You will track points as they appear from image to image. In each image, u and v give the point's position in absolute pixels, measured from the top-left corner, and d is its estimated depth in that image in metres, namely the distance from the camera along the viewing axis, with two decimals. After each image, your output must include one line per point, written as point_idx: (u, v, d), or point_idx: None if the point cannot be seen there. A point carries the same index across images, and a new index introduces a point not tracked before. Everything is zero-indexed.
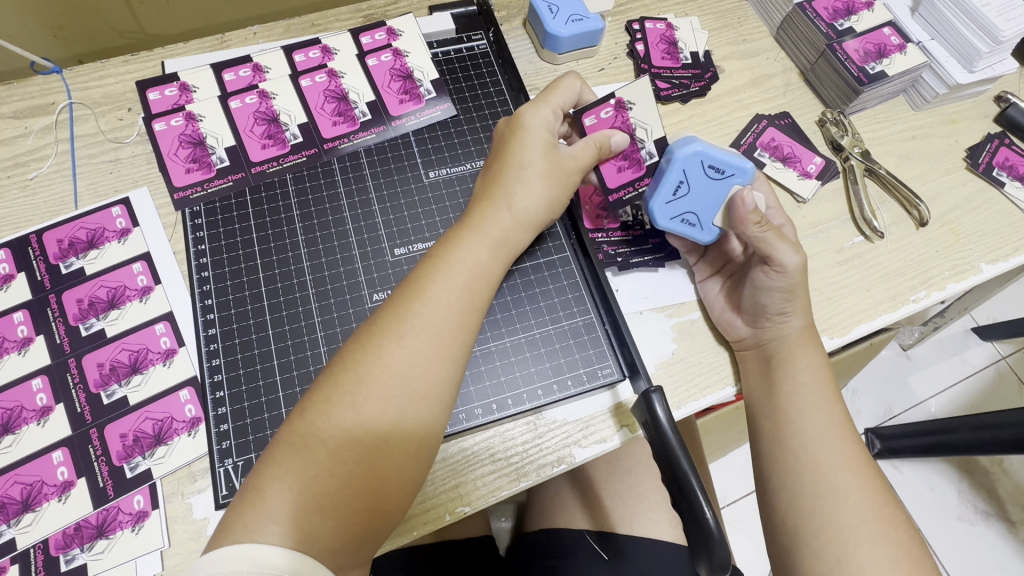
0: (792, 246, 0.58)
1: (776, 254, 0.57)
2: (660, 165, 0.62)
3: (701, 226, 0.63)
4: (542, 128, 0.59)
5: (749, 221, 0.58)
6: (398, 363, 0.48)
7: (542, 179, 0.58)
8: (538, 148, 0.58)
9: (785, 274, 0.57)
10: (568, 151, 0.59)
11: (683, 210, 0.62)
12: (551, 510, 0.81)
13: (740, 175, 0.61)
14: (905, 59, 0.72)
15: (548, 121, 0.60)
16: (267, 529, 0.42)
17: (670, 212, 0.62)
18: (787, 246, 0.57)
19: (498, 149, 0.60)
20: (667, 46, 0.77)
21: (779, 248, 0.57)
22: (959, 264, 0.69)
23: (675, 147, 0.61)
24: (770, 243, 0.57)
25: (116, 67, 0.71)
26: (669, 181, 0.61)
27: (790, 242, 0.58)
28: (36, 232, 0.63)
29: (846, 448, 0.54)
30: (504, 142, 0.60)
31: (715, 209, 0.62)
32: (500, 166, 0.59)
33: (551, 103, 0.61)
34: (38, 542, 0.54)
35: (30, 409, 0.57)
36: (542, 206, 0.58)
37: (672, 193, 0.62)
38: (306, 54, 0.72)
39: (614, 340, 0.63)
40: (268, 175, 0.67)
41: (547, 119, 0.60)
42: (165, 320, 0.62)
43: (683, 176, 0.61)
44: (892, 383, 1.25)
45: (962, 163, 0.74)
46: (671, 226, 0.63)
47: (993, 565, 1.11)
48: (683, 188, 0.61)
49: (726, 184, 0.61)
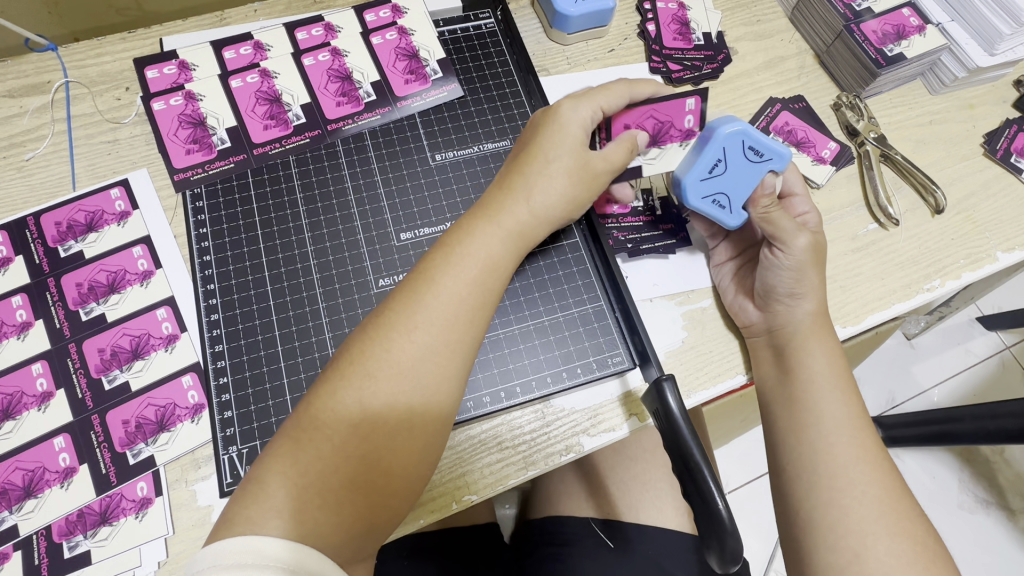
0: (799, 225, 0.57)
1: (782, 234, 0.57)
2: (700, 141, 0.60)
3: (731, 209, 0.61)
4: (578, 125, 0.58)
5: (760, 203, 0.60)
6: (407, 357, 0.47)
7: (566, 176, 0.57)
8: (570, 146, 0.57)
9: (790, 253, 0.57)
10: (602, 154, 0.58)
11: (715, 190, 0.60)
12: (557, 496, 0.81)
13: (777, 161, 0.58)
14: (924, 42, 0.71)
15: (588, 120, 0.59)
16: (271, 523, 0.41)
17: (702, 191, 0.60)
18: (793, 226, 0.57)
19: (528, 141, 0.59)
20: (680, 26, 0.75)
21: (787, 227, 0.57)
22: (975, 252, 0.67)
23: (719, 123, 0.59)
24: (776, 222, 0.58)
25: (113, 45, 0.69)
26: (706, 158, 0.59)
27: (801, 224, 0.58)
28: (33, 214, 0.62)
29: (862, 440, 0.53)
30: (536, 137, 0.59)
31: (747, 194, 0.60)
32: (526, 157, 0.58)
33: (594, 100, 0.59)
34: (41, 529, 0.53)
35: (31, 394, 0.57)
36: (560, 203, 0.57)
37: (707, 171, 0.60)
38: (309, 32, 0.70)
39: (625, 328, 0.62)
40: (271, 157, 0.65)
41: (586, 118, 0.58)
42: (167, 305, 0.61)
43: (722, 154, 0.59)
44: (896, 372, 1.25)
45: (980, 149, 0.72)
46: (701, 206, 0.61)
47: (992, 553, 1.11)
48: (719, 167, 0.59)
49: (762, 168, 0.59)
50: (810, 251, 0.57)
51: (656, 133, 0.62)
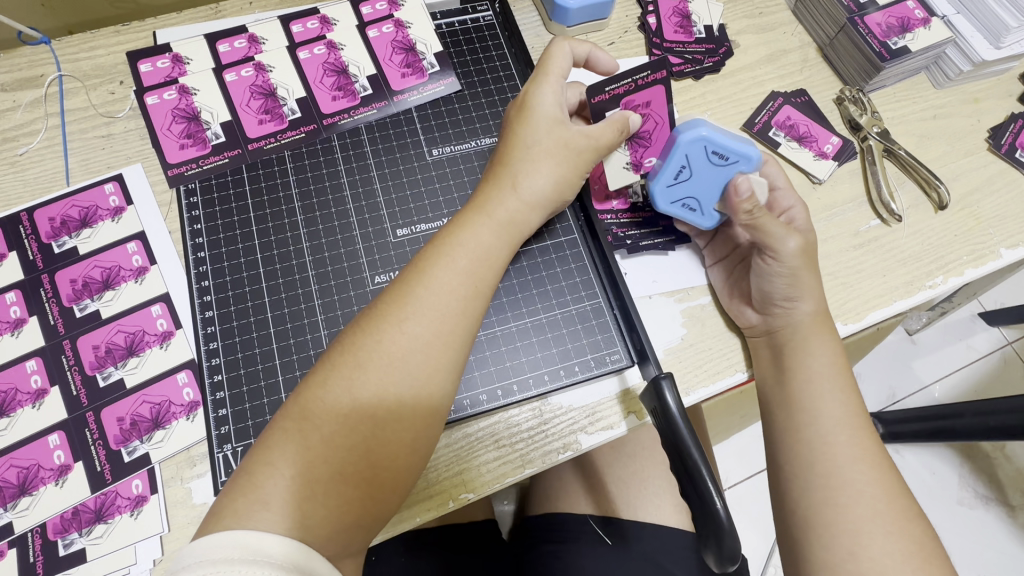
0: (788, 229, 0.56)
1: (775, 242, 0.55)
2: (665, 147, 0.60)
3: (702, 212, 0.61)
4: (550, 105, 0.58)
5: (743, 208, 0.56)
6: (397, 347, 0.46)
7: (550, 159, 0.56)
8: (546, 127, 0.57)
9: (783, 261, 0.56)
10: (579, 129, 0.57)
11: (683, 195, 0.60)
12: (555, 493, 0.80)
13: (744, 162, 0.58)
14: (929, 35, 0.70)
15: (558, 97, 0.58)
16: (259, 516, 0.40)
17: (671, 196, 0.60)
18: (782, 231, 0.55)
19: (505, 132, 0.59)
20: (681, 19, 0.74)
21: (778, 235, 0.55)
22: (978, 248, 0.67)
23: (681, 129, 0.58)
24: (764, 226, 0.55)
25: (106, 38, 0.68)
26: (671, 166, 0.59)
27: (788, 227, 0.56)
28: (27, 210, 0.62)
29: (861, 439, 0.53)
30: (512, 126, 0.58)
31: (715, 196, 0.60)
32: (506, 147, 0.58)
33: (551, 75, 0.59)
34: (36, 526, 0.53)
35: (25, 391, 0.56)
36: (548, 186, 0.57)
37: (673, 178, 0.59)
38: (305, 25, 0.69)
39: (623, 325, 0.62)
40: (266, 152, 0.65)
41: (556, 96, 0.58)
42: (162, 301, 0.60)
43: (686, 160, 0.58)
44: (897, 368, 1.24)
45: (984, 144, 0.71)
46: (670, 210, 0.61)
47: (991, 549, 1.11)
48: (684, 173, 0.59)
49: (728, 171, 0.58)
50: (801, 255, 0.56)
51: (644, 132, 0.61)
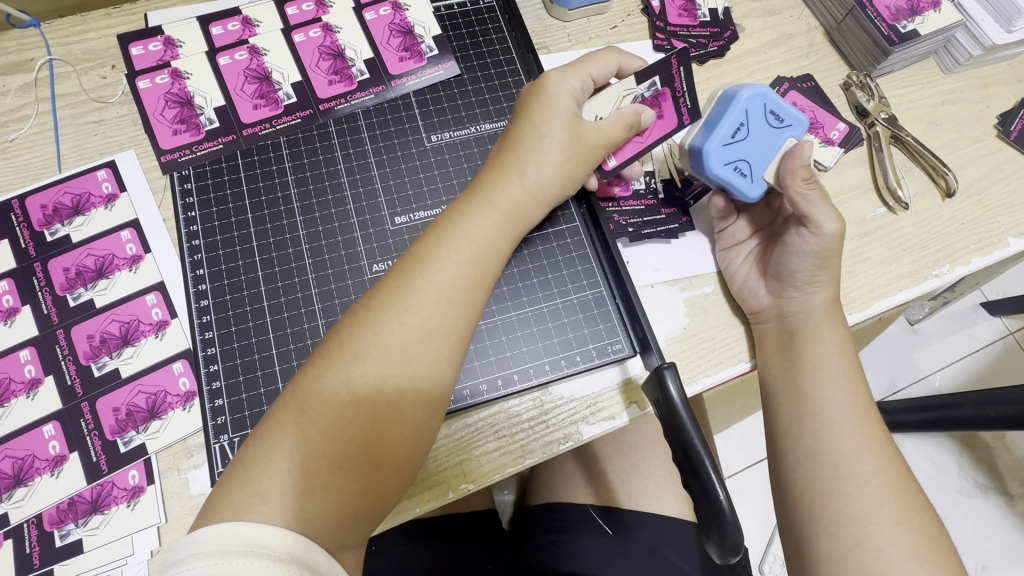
0: (833, 211, 0.55)
1: (815, 215, 0.55)
2: (719, 109, 0.59)
3: (751, 178, 0.59)
4: (566, 96, 0.56)
5: (799, 174, 0.56)
6: (398, 340, 0.46)
7: (560, 150, 0.55)
8: (561, 119, 0.55)
9: (821, 237, 0.55)
10: (593, 125, 0.56)
11: (737, 157, 0.58)
12: (556, 483, 0.80)
13: (796, 128, 0.59)
14: (939, 18, 0.68)
15: (577, 89, 0.57)
16: (254, 509, 0.40)
17: (725, 157, 0.58)
18: (826, 209, 0.55)
19: (516, 118, 0.58)
20: (685, 2, 0.73)
21: (820, 209, 0.55)
22: (985, 237, 0.66)
23: (739, 89, 0.58)
24: (814, 203, 0.55)
25: (97, 21, 0.67)
26: (728, 123, 0.57)
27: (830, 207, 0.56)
28: (18, 197, 0.60)
29: (868, 429, 0.52)
30: (525, 111, 0.57)
31: (766, 162, 0.58)
32: (516, 135, 0.56)
33: (580, 70, 0.58)
34: (32, 517, 0.53)
35: (19, 381, 0.55)
36: (557, 179, 0.55)
37: (729, 136, 0.58)
38: (300, 7, 0.67)
39: (625, 315, 0.61)
40: (261, 138, 0.63)
41: (574, 88, 0.57)
42: (157, 290, 0.59)
43: (743, 118, 0.57)
44: (898, 357, 1.24)
45: (993, 130, 0.70)
46: (723, 172, 0.58)
47: (991, 539, 1.11)
48: (741, 132, 0.58)
49: (782, 134, 0.58)
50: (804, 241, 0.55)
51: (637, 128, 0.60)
